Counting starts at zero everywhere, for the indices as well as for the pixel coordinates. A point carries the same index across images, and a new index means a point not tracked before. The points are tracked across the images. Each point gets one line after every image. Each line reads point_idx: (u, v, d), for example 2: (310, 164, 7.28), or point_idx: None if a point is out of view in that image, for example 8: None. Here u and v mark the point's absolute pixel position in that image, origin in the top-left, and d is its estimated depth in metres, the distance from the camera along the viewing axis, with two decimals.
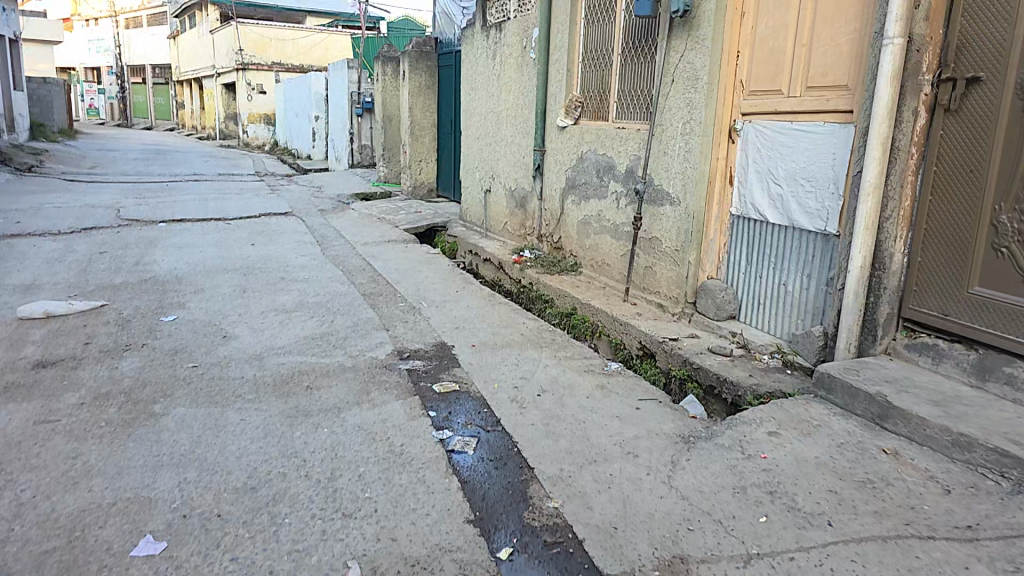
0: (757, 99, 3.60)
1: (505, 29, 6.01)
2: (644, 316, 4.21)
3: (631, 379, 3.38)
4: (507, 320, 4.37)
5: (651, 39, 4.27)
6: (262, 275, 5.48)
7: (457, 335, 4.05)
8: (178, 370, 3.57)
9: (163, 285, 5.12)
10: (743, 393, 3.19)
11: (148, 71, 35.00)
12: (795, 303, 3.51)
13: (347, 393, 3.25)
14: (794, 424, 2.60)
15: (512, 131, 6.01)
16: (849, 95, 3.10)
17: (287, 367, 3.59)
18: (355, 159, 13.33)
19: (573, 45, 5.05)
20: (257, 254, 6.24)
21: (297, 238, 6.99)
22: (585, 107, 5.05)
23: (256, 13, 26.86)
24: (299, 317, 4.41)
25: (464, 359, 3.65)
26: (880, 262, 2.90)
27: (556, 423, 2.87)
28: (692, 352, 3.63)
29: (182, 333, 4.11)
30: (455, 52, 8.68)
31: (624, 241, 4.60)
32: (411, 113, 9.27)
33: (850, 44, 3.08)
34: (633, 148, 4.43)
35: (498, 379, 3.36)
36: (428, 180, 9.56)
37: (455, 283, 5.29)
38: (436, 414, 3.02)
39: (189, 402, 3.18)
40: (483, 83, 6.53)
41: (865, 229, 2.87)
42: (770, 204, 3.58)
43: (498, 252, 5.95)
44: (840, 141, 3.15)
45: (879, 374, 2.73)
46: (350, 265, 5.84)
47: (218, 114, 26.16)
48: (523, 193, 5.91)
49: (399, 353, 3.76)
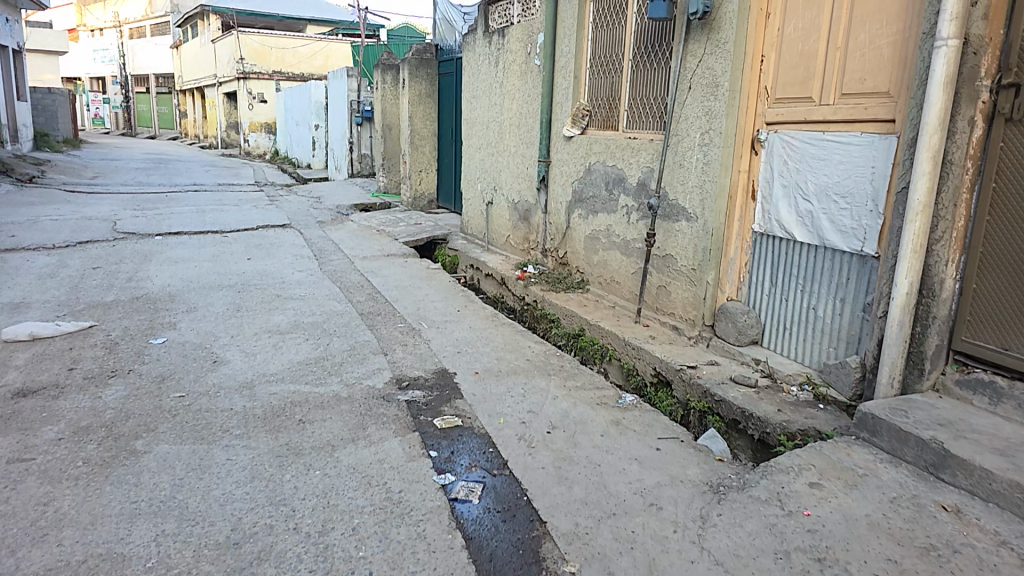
0: (784, 107, 3.34)
1: (509, 33, 5.75)
2: (659, 339, 3.93)
3: (650, 414, 3.09)
4: (514, 343, 4.07)
5: (666, 42, 4.00)
6: (258, 292, 5.20)
7: (459, 361, 3.76)
8: (163, 400, 3.17)
9: (155, 304, 4.84)
10: (772, 431, 2.93)
11: (150, 80, 34.89)
12: (825, 329, 3.26)
13: (342, 428, 2.92)
14: (838, 472, 2.36)
15: (517, 140, 5.74)
16: (891, 103, 2.85)
17: (279, 397, 3.23)
18: (355, 169, 13.11)
19: (581, 50, 4.80)
20: (253, 269, 5.96)
21: (295, 252, 6.72)
22: (593, 115, 4.78)
23: (257, 21, 26.83)
24: (293, 339, 4.11)
25: (468, 390, 3.36)
26: (928, 288, 2.68)
27: (569, 466, 2.59)
28: (713, 382, 3.35)
29: (171, 356, 3.79)
30: (456, 61, 8.47)
31: (635, 258, 4.32)
32: (411, 123, 8.99)
33: (891, 47, 2.84)
34: (645, 159, 4.16)
35: (504, 413, 3.08)
36: (428, 190, 9.30)
37: (458, 301, 5.01)
38: (438, 454, 2.71)
39: (172, 437, 2.78)
40: (485, 90, 6.27)
41: (913, 251, 2.65)
42: (798, 222, 3.33)
43: (501, 267, 5.66)
44: (879, 154, 2.90)
45: (930, 417, 2.52)
46: (348, 282, 5.57)
47: (218, 123, 25.96)
48: (527, 205, 5.64)
49: (399, 382, 3.47)
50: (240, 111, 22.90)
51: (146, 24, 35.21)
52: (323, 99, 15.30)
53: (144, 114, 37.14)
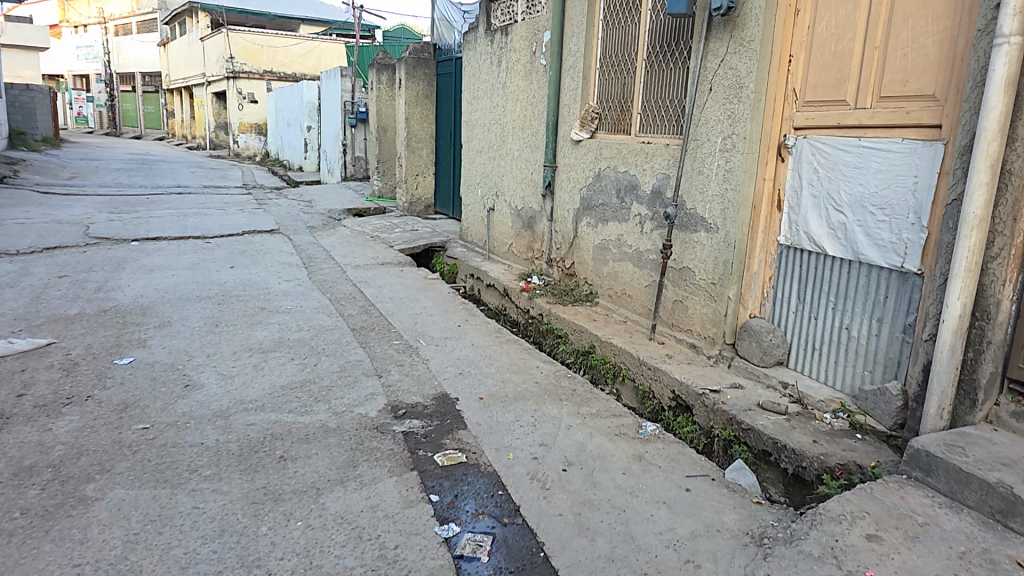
0: (814, 111, 3.08)
1: (513, 32, 5.48)
2: (676, 358, 3.66)
3: (674, 446, 2.83)
4: (518, 362, 3.80)
5: (685, 40, 3.74)
6: (239, 305, 4.90)
7: (460, 384, 3.48)
8: (123, 434, 2.89)
9: (124, 318, 4.52)
10: (808, 465, 2.70)
11: (137, 79, 34.39)
12: (860, 351, 3.00)
13: (329, 465, 2.66)
14: (895, 521, 2.13)
15: (520, 144, 5.48)
16: (936, 107, 2.58)
17: (258, 429, 2.97)
18: (348, 172, 12.80)
19: (590, 50, 4.54)
20: (236, 279, 5.66)
21: (281, 261, 6.42)
22: (602, 118, 4.51)
23: (248, 20, 26.45)
24: (277, 359, 3.83)
25: (472, 419, 3.08)
26: (983, 310, 2.40)
27: (588, 513, 2.33)
28: (739, 409, 3.11)
29: (137, 379, 3.50)
30: (455, 61, 8.20)
31: (649, 271, 4.06)
32: (408, 124, 8.71)
33: (937, 46, 2.57)
34: (661, 165, 3.90)
35: (513, 447, 2.81)
36: (424, 195, 9.02)
37: (456, 315, 4.73)
38: (439, 499, 2.44)
39: (130, 480, 2.51)
40: (487, 92, 6.00)
41: (967, 270, 2.36)
42: (829, 234, 3.07)
43: (503, 278, 5.38)
44: (923, 163, 2.63)
45: (990, 454, 2.28)
46: (338, 293, 5.28)
47: (207, 123, 25.55)
48: (530, 212, 5.38)
49: (394, 410, 3.18)
50: (230, 111, 22.52)
51: (133, 22, 34.64)
52: (315, 100, 15.00)
53: (130, 114, 36.55)
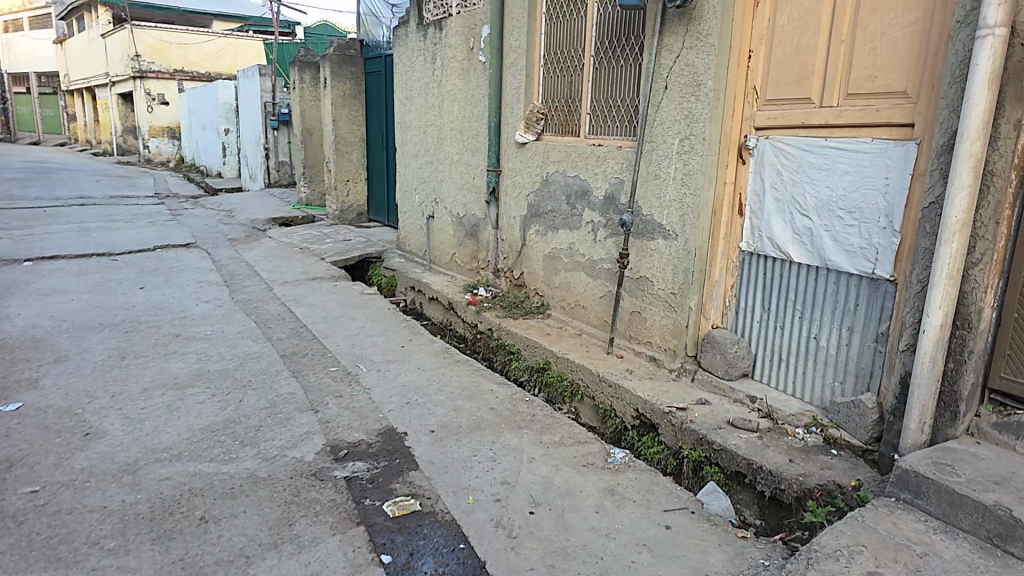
0: (777, 110, 2.94)
1: (447, 26, 5.16)
2: (637, 374, 3.46)
3: (647, 475, 2.62)
4: (471, 387, 3.51)
5: (636, 35, 3.55)
6: (150, 333, 4.41)
7: (407, 416, 3.16)
8: (5, 501, 2.47)
9: (11, 353, 3.97)
10: (787, 487, 2.53)
11: (32, 81, 31.92)
12: (830, 362, 2.87)
13: (259, 526, 2.31)
14: (893, 553, 1.95)
15: (460, 147, 5.18)
16: (908, 105, 2.46)
17: (172, 485, 2.60)
18: (272, 178, 12.14)
19: (533, 46, 4.31)
20: (146, 302, 5.11)
21: (199, 279, 5.88)
22: (549, 119, 4.29)
23: (156, 16, 24.88)
24: (194, 398, 3.41)
25: (424, 456, 2.77)
26: (964, 319, 2.28)
27: (564, 565, 2.07)
28: (709, 427, 2.92)
29: (25, 430, 3.03)
30: (384, 59, 7.80)
31: (604, 281, 3.86)
32: (335, 127, 8.25)
33: (908, 39, 2.44)
34: (613, 169, 3.70)
35: (472, 488, 2.52)
36: (356, 202, 8.57)
37: (397, 334, 4.40)
38: (392, 559, 2.13)
39: (11, 562, 2.11)
40: (421, 91, 5.66)
41: (948, 277, 2.24)
42: (794, 240, 2.93)
43: (447, 290, 5.08)
44: (894, 165, 2.51)
45: (981, 472, 2.13)
46: (266, 313, 4.85)
47: (113, 128, 23.88)
48: (473, 220, 5.11)
49: (334, 451, 2.84)
50: (140, 115, 21.13)
51: (23, 17, 31.94)
52: (233, 101, 14.16)
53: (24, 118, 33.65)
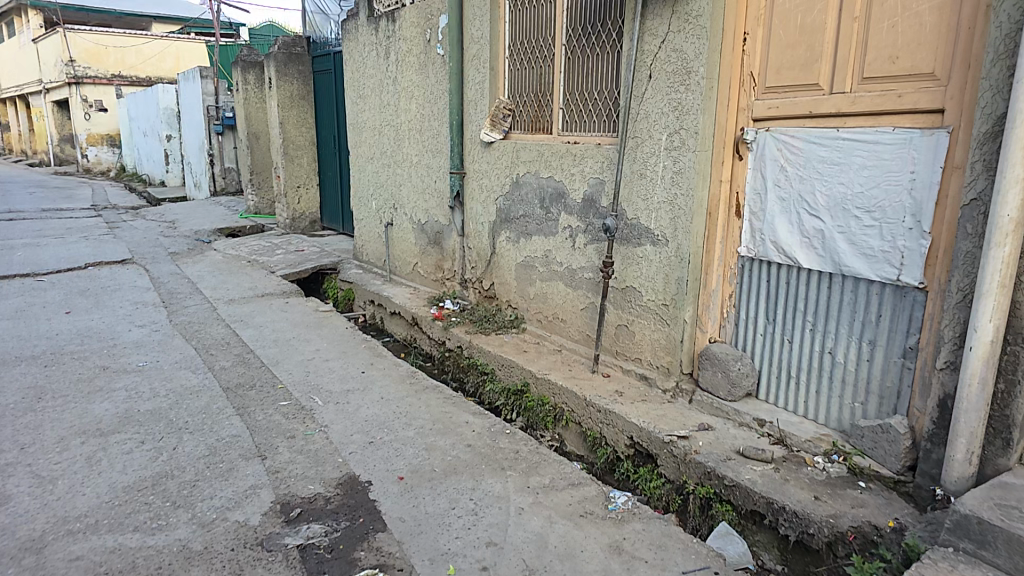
0: (778, 98, 2.62)
1: (401, 18, 4.73)
2: (628, 396, 3.10)
3: (656, 526, 2.25)
4: (442, 419, 3.10)
5: (612, 21, 3.19)
6: (73, 367, 3.86)
7: (372, 460, 2.73)
8: None
9: None
10: (816, 531, 2.17)
11: None
12: (847, 380, 2.55)
13: None
14: None
15: (419, 148, 4.75)
16: (938, 88, 2.15)
17: (83, 567, 2.11)
18: (219, 186, 11.46)
19: (496, 36, 3.92)
20: (72, 329, 4.53)
21: (133, 299, 5.30)
22: (517, 116, 3.92)
23: (90, 18, 23.61)
24: (120, 447, 2.90)
25: (394, 513, 2.35)
26: (1017, 333, 1.97)
27: None
28: (716, 459, 2.56)
29: None
30: (333, 56, 7.30)
31: (586, 292, 3.50)
32: (283, 129, 7.71)
33: (935, 14, 2.13)
34: (593, 169, 3.34)
35: (454, 554, 2.11)
36: (309, 209, 8.04)
37: (357, 357, 3.96)
38: None
39: None
40: (374, 88, 5.21)
41: (1001, 285, 1.92)
42: (802, 244, 2.61)
43: (410, 304, 4.65)
44: (921, 157, 2.20)
45: None
46: (208, 338, 4.34)
47: (48, 136, 22.58)
48: (436, 227, 4.69)
49: (285, 511, 2.39)
50: (76, 122, 19.95)
51: None
52: (175, 106, 13.40)
53: None
